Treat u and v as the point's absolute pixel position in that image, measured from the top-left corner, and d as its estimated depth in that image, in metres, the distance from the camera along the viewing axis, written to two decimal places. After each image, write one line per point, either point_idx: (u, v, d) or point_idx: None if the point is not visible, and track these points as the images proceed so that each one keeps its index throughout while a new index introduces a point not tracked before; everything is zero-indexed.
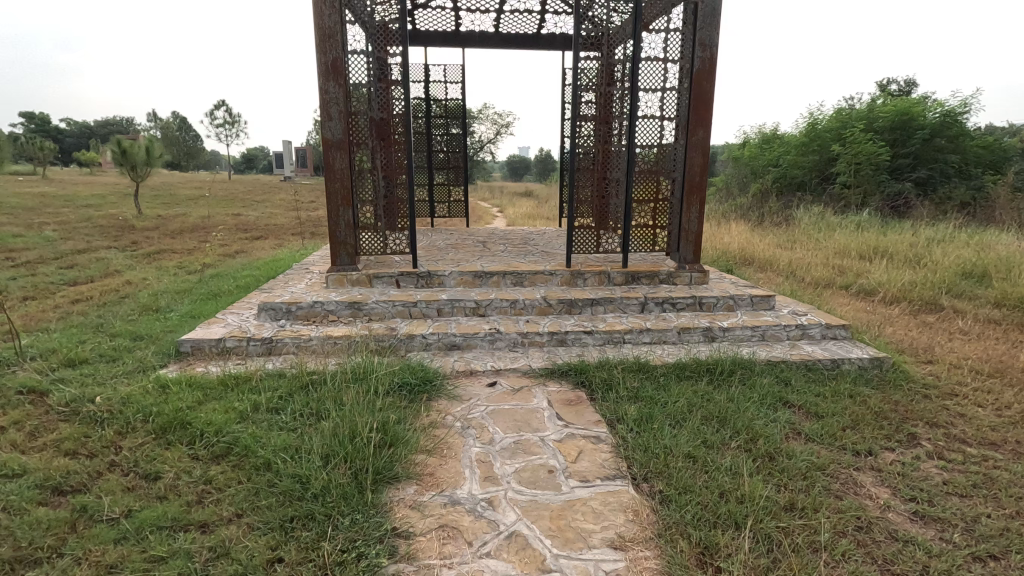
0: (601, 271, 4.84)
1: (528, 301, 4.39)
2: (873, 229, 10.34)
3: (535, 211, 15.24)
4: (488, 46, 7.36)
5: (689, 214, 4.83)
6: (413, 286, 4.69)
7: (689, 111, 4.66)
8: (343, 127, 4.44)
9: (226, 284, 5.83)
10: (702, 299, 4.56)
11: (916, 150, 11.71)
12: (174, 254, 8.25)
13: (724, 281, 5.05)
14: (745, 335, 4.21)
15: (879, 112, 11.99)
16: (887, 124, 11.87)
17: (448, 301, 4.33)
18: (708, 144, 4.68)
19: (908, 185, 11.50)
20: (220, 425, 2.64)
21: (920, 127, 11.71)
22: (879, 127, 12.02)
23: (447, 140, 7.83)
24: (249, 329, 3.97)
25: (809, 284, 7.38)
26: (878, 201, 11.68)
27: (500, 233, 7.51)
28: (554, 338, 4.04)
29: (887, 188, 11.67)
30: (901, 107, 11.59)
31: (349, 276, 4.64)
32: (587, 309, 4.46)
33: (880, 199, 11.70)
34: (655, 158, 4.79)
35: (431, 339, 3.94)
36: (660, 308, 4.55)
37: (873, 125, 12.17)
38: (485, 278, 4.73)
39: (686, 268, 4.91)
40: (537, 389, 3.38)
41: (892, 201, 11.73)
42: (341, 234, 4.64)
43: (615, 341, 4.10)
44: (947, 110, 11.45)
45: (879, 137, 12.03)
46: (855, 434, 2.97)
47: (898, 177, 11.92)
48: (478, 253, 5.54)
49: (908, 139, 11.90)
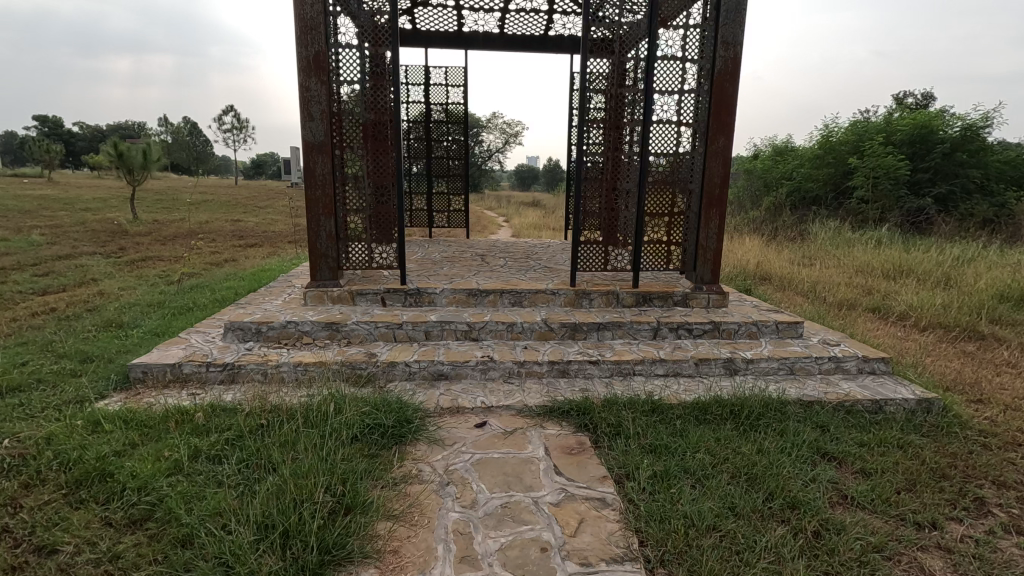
0: (609, 291, 4.37)
1: (526, 325, 3.93)
2: (894, 247, 9.81)
3: (540, 222, 14.81)
4: (492, 47, 6.96)
5: (707, 230, 4.36)
6: (400, 304, 4.23)
7: (709, 116, 4.21)
8: (325, 129, 4.01)
9: (203, 297, 5.40)
10: (722, 325, 4.07)
11: (936, 164, 11.15)
12: (159, 261, 7.86)
13: (746, 304, 4.55)
14: (772, 368, 3.72)
15: (897, 125, 11.51)
16: (907, 138, 11.34)
17: (436, 323, 3.87)
18: (729, 153, 4.22)
19: (930, 200, 10.96)
20: (146, 480, 2.18)
21: (940, 141, 11.15)
22: (898, 141, 11.48)
23: (447, 146, 7.42)
24: (211, 352, 3.53)
25: (832, 305, 6.86)
26: (898, 217, 11.15)
27: (502, 245, 7.07)
28: (555, 369, 3.57)
29: (907, 204, 11.13)
30: (919, 120, 11.11)
31: (329, 292, 4.20)
32: (593, 334, 3.98)
33: (900, 215, 11.17)
34: (671, 168, 4.33)
35: (415, 368, 3.48)
36: (675, 334, 4.06)
37: (892, 139, 11.67)
38: (481, 297, 4.27)
39: (703, 289, 4.43)
40: (532, 432, 2.91)
41: (913, 217, 11.21)
42: (322, 245, 4.20)
43: (624, 373, 3.62)
44: (970, 123, 10.85)
45: (898, 150, 11.46)
46: (914, 499, 2.47)
47: (918, 193, 11.39)
48: (475, 268, 5.09)
49: (927, 153, 11.34)
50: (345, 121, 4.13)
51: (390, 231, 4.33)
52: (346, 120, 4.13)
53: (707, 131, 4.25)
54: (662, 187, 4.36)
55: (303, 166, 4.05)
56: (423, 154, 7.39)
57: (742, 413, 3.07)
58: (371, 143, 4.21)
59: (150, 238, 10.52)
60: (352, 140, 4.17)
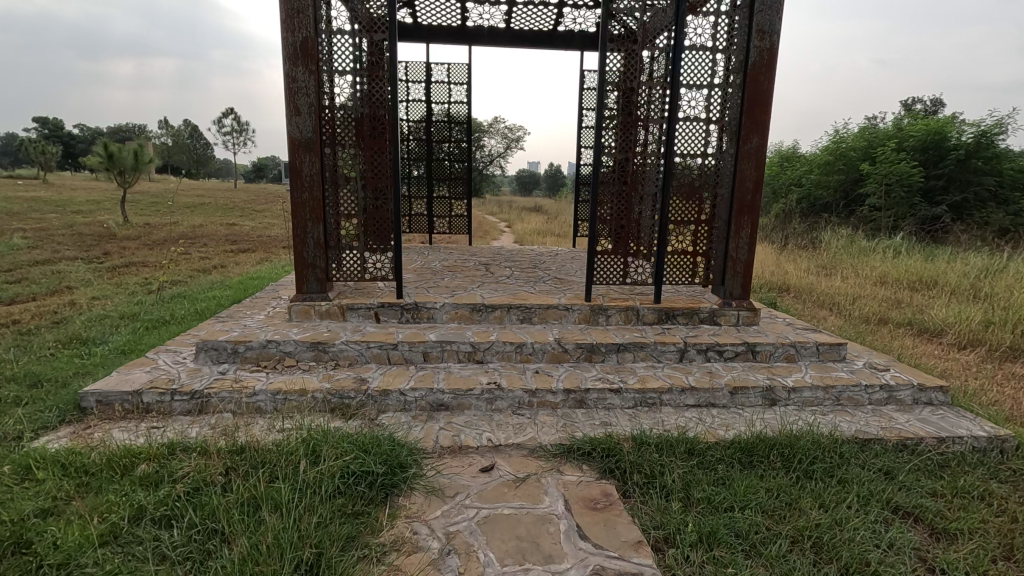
0: (629, 307, 3.94)
1: (537, 345, 3.49)
2: (913, 256, 9.38)
3: (543, 228, 14.37)
4: (497, 44, 6.55)
5: (739, 239, 3.91)
6: (396, 320, 3.80)
7: (742, 113, 3.78)
8: (313, 124, 3.58)
9: (182, 308, 4.96)
10: (756, 347, 3.64)
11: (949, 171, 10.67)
12: (143, 267, 7.43)
13: (779, 321, 4.11)
14: (816, 397, 3.28)
15: (908, 131, 11.09)
16: (920, 144, 10.92)
17: (436, 343, 3.43)
18: (764, 155, 3.79)
19: (945, 208, 10.54)
20: (70, 553, 1.73)
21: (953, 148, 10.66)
22: (910, 148, 11.05)
23: (449, 147, 7.00)
24: (178, 377, 3.09)
25: (857, 320, 6.40)
26: (913, 225, 10.72)
27: (506, 252, 6.63)
28: (571, 399, 3.13)
29: (922, 211, 10.72)
30: (932, 126, 10.69)
31: (317, 306, 3.76)
32: (612, 356, 3.54)
33: (915, 223, 10.74)
34: (698, 171, 3.89)
35: (411, 397, 3.04)
36: (704, 357, 3.62)
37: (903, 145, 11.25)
38: (486, 312, 3.83)
39: (732, 305, 4.00)
40: (549, 479, 2.46)
41: (929, 226, 10.78)
42: (309, 254, 3.75)
43: (649, 404, 3.19)
44: (982, 128, 10.35)
45: (911, 157, 11.02)
46: (1018, 573, 2.01)
47: (932, 201, 10.95)
48: (479, 279, 4.65)
49: (941, 160, 10.84)
50: (337, 115, 3.69)
51: (385, 239, 3.88)
52: (338, 113, 3.69)
53: (739, 129, 3.82)
54: (689, 191, 3.92)
55: (289, 166, 3.62)
56: (424, 156, 6.97)
57: (794, 455, 2.63)
58: (365, 140, 3.77)
59: (138, 242, 10.09)
60: (344, 137, 3.72)
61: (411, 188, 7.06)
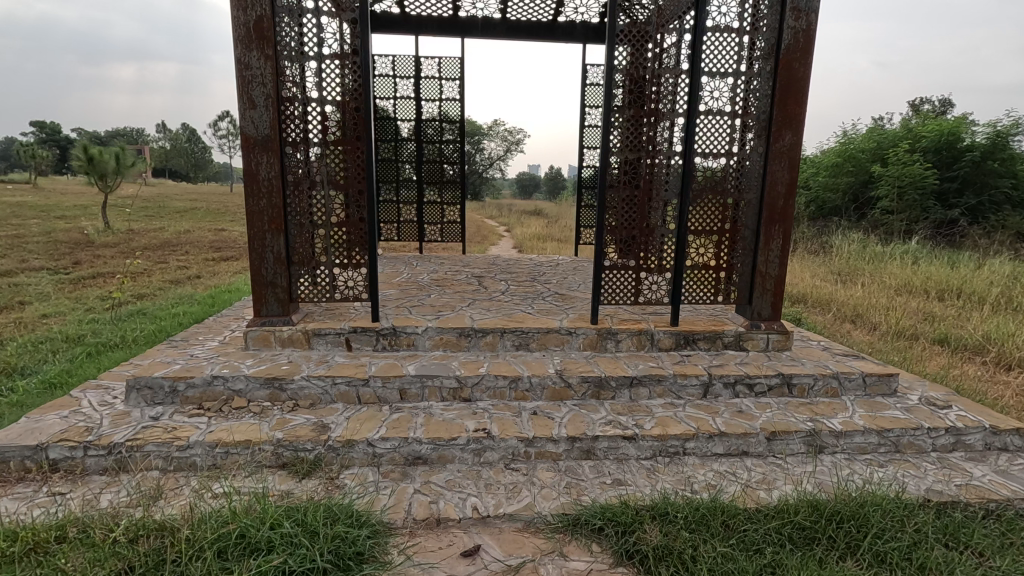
0: (641, 331, 3.40)
1: (535, 379, 2.94)
2: (933, 262, 8.83)
3: (542, 232, 13.87)
4: (492, 36, 6.03)
5: (769, 252, 3.40)
6: (369, 347, 3.26)
7: (772, 105, 3.25)
8: (271, 119, 3.04)
9: (137, 328, 4.41)
10: (793, 379, 3.10)
11: (964, 173, 10.11)
12: (110, 279, 6.88)
13: (814, 346, 3.57)
14: (870, 443, 2.74)
15: (921, 131, 10.58)
16: (932, 146, 10.41)
17: (415, 378, 2.89)
18: (798, 154, 3.28)
19: (961, 212, 9.99)
20: None
21: (967, 149, 10.16)
22: (923, 149, 10.53)
23: (439, 149, 6.47)
24: (100, 424, 2.54)
25: (883, 335, 5.86)
26: (928, 229, 10.17)
27: (501, 262, 6.09)
28: (575, 449, 2.59)
29: (936, 215, 10.15)
30: (944, 126, 10.19)
31: (277, 332, 3.21)
32: (624, 392, 3.00)
33: (930, 227, 10.16)
34: (721, 173, 3.35)
35: (382, 450, 2.50)
36: (731, 392, 3.08)
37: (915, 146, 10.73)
38: (475, 338, 3.29)
39: (760, 327, 3.46)
40: (550, 569, 1.91)
41: (945, 230, 10.17)
42: (268, 271, 3.21)
43: (670, 453, 2.64)
44: (996, 128, 9.86)
45: (924, 159, 10.50)
46: None
47: (946, 204, 10.40)
48: (469, 296, 4.11)
49: (955, 161, 10.32)
50: (298, 108, 3.12)
51: (357, 252, 3.30)
52: (299, 106, 3.12)
53: (769, 125, 3.29)
54: (712, 196, 3.37)
55: (243, 169, 3.08)
56: (413, 157, 6.44)
57: (860, 529, 2.07)
58: (332, 137, 3.17)
59: (114, 249, 9.56)
60: (307, 133, 3.15)
61: (399, 193, 6.53)
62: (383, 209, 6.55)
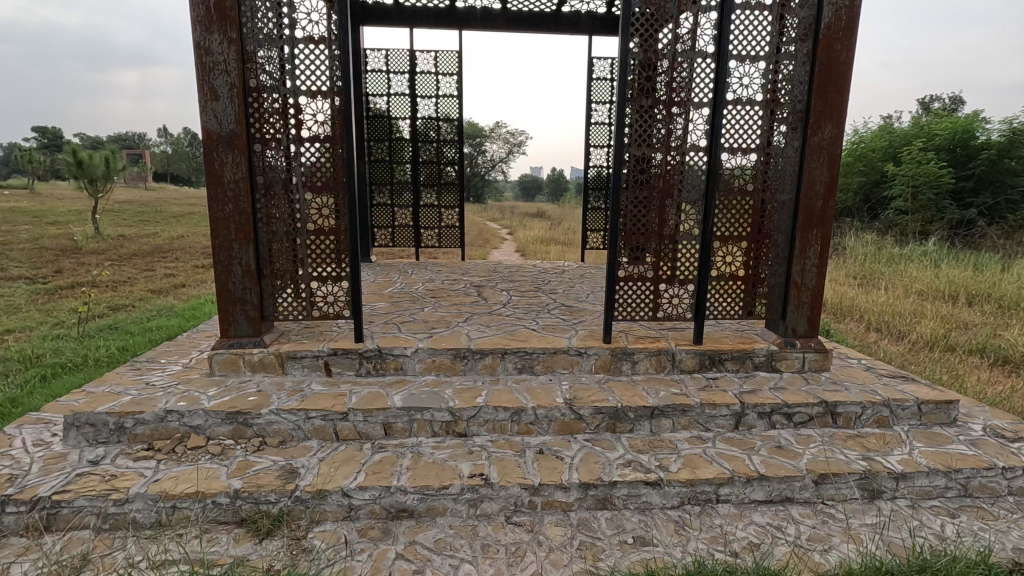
0: (661, 351, 2.99)
1: (541, 411, 2.55)
2: (953, 264, 8.39)
3: (545, 235, 13.42)
4: (491, 28, 5.64)
5: (805, 261, 3.00)
6: (352, 372, 2.86)
7: (811, 94, 2.85)
8: (236, 112, 2.65)
9: (104, 345, 4.03)
10: (837, 408, 2.69)
11: (980, 172, 9.64)
12: (89, 289, 6.50)
13: (855, 367, 3.16)
14: (936, 487, 2.33)
15: (935, 129, 10.16)
16: (947, 143, 9.98)
17: (401, 411, 2.49)
18: (839, 149, 2.88)
19: (977, 211, 9.49)
20: None
21: (983, 147, 9.72)
22: (937, 147, 10.10)
23: (436, 149, 6.09)
24: (28, 471, 2.15)
25: (912, 346, 5.43)
26: (945, 230, 9.71)
27: (501, 268, 5.69)
28: (589, 498, 2.19)
29: (952, 215, 9.66)
30: (959, 123, 9.77)
31: (246, 356, 2.82)
32: (643, 425, 2.60)
33: (946, 228, 9.66)
34: (752, 171, 2.94)
35: (360, 502, 2.10)
36: (766, 423, 2.67)
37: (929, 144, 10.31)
38: (472, 360, 2.90)
39: (795, 346, 3.06)
40: None
41: (961, 231, 9.65)
42: (236, 286, 2.80)
43: (701, 501, 2.24)
44: (1013, 123, 9.29)
45: (938, 157, 10.08)
46: None
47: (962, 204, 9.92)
48: (467, 310, 3.71)
49: (970, 159, 9.89)
50: (268, 100, 2.71)
51: (337, 264, 2.91)
52: (269, 97, 2.71)
53: (806, 116, 2.89)
54: (741, 197, 2.97)
55: (206, 170, 2.68)
56: (408, 157, 6.04)
57: None
58: (307, 132, 2.76)
59: (100, 256, 9.21)
60: (279, 128, 2.75)
61: (393, 196, 6.14)
62: (377, 213, 6.15)
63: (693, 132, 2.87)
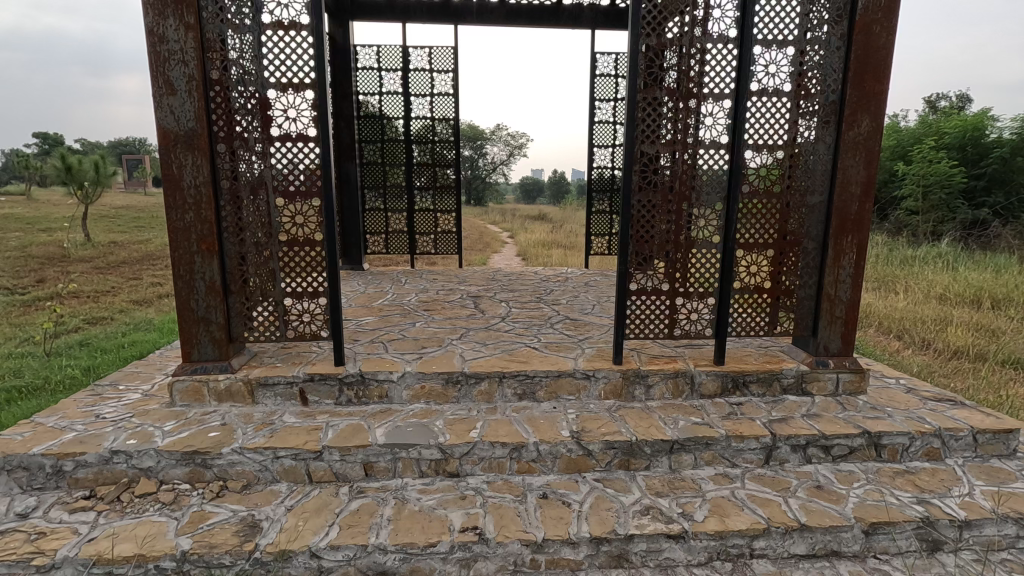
0: (678, 374, 2.67)
1: (544, 446, 2.22)
2: (967, 266, 8.02)
3: (548, 239, 13.09)
4: (488, 23, 5.32)
5: (839, 271, 2.67)
6: (330, 401, 2.55)
7: (846, 83, 2.52)
8: (195, 108, 2.34)
9: (69, 364, 3.70)
10: (882, 439, 2.36)
11: (993, 171, 9.28)
12: (67, 300, 6.18)
13: (894, 389, 2.82)
14: (1006, 536, 2.00)
15: (945, 126, 9.82)
16: (958, 142, 9.64)
17: (383, 449, 2.17)
18: (877, 145, 2.55)
19: (990, 211, 9.11)
20: None
21: (996, 145, 9.37)
22: (948, 146, 9.76)
23: (432, 150, 5.77)
24: None
25: (937, 357, 5.07)
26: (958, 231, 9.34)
27: (500, 276, 5.37)
28: (602, 555, 1.86)
29: (963, 215, 9.26)
30: (970, 121, 9.42)
31: (211, 383, 2.49)
32: (661, 460, 2.28)
33: (957, 228, 9.24)
34: (779, 171, 2.62)
35: (331, 563, 1.78)
36: (801, 457, 2.35)
37: (939, 143, 9.96)
38: (466, 386, 2.58)
39: (828, 366, 2.73)
40: None
41: (972, 231, 9.29)
42: (198, 305, 2.48)
43: (734, 556, 1.91)
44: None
45: (949, 156, 9.74)
46: None
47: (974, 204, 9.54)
48: (462, 325, 3.39)
49: (983, 158, 9.53)
50: (232, 94, 2.40)
51: (313, 278, 2.58)
52: (233, 91, 2.40)
53: (840, 107, 2.56)
54: (766, 200, 2.64)
55: (162, 173, 2.37)
56: (403, 159, 5.73)
57: None
58: (276, 130, 2.44)
59: (86, 264, 8.91)
60: (244, 127, 2.43)
61: (387, 200, 5.83)
62: (369, 219, 5.85)
63: (712, 128, 2.55)
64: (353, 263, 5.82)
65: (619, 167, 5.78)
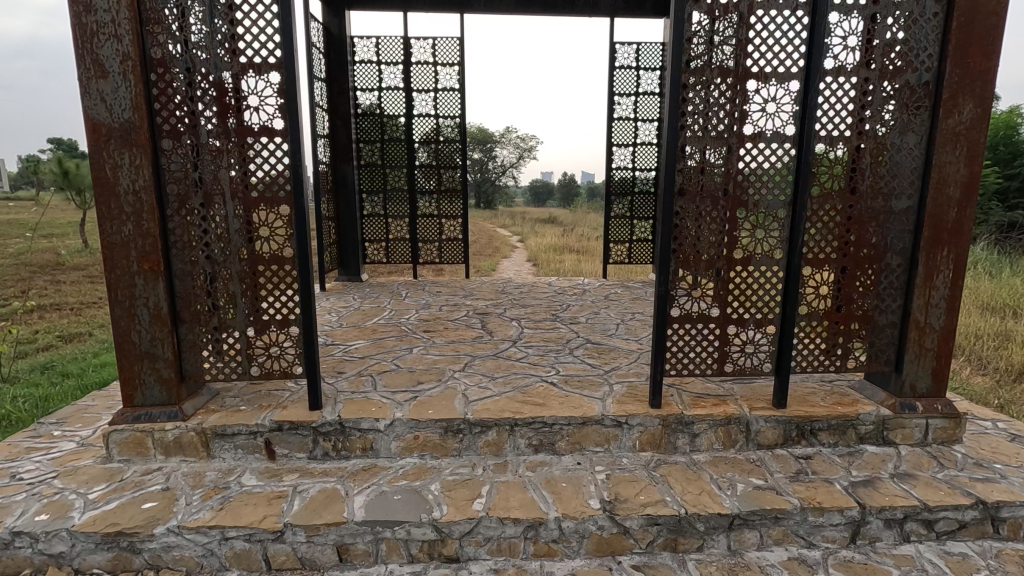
0: (730, 420, 2.17)
1: (567, 523, 1.73)
2: (1010, 271, 7.36)
3: (558, 243, 12.59)
4: (496, 12, 4.87)
5: (931, 292, 2.15)
6: (303, 455, 2.08)
7: (945, 57, 2.01)
8: (131, 94, 1.87)
9: (24, 392, 3.27)
10: (1002, 512, 1.84)
11: None
12: (48, 313, 5.79)
13: (997, 437, 2.29)
14: None
15: None
16: (992, 140, 9.03)
17: (362, 528, 1.70)
18: (982, 136, 2.04)
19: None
20: None
21: None
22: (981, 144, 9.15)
23: (436, 149, 5.31)
24: None
25: (1001, 378, 4.50)
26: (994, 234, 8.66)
27: (509, 287, 4.89)
28: None
29: (997, 216, 8.53)
30: (1004, 118, 8.81)
31: (155, 434, 2.03)
32: (718, 539, 1.79)
33: (993, 231, 8.53)
34: (858, 169, 2.10)
35: None
36: (896, 533, 1.84)
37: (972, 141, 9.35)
38: (470, 436, 2.10)
39: (916, 410, 2.21)
40: None
41: (1007, 233, 8.62)
42: (141, 337, 2.02)
43: None
44: None
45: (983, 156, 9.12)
46: None
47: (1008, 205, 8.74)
48: (466, 351, 2.91)
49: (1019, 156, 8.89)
50: (178, 78, 1.93)
51: (282, 303, 2.11)
52: (179, 73, 1.93)
53: (936, 90, 2.05)
54: (842, 206, 2.12)
55: (92, 176, 1.91)
56: (404, 160, 5.28)
57: None
58: (234, 122, 1.97)
59: (80, 273, 8.55)
60: (195, 117, 1.96)
61: (387, 204, 5.37)
62: (368, 225, 5.40)
63: (776, 116, 2.04)
64: (350, 274, 5.37)
65: (641, 168, 5.30)
